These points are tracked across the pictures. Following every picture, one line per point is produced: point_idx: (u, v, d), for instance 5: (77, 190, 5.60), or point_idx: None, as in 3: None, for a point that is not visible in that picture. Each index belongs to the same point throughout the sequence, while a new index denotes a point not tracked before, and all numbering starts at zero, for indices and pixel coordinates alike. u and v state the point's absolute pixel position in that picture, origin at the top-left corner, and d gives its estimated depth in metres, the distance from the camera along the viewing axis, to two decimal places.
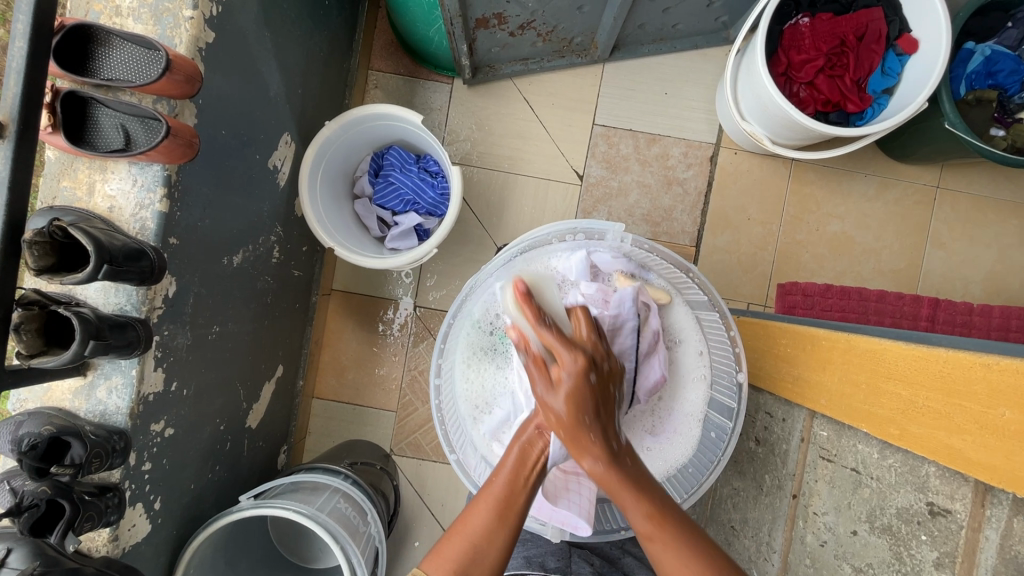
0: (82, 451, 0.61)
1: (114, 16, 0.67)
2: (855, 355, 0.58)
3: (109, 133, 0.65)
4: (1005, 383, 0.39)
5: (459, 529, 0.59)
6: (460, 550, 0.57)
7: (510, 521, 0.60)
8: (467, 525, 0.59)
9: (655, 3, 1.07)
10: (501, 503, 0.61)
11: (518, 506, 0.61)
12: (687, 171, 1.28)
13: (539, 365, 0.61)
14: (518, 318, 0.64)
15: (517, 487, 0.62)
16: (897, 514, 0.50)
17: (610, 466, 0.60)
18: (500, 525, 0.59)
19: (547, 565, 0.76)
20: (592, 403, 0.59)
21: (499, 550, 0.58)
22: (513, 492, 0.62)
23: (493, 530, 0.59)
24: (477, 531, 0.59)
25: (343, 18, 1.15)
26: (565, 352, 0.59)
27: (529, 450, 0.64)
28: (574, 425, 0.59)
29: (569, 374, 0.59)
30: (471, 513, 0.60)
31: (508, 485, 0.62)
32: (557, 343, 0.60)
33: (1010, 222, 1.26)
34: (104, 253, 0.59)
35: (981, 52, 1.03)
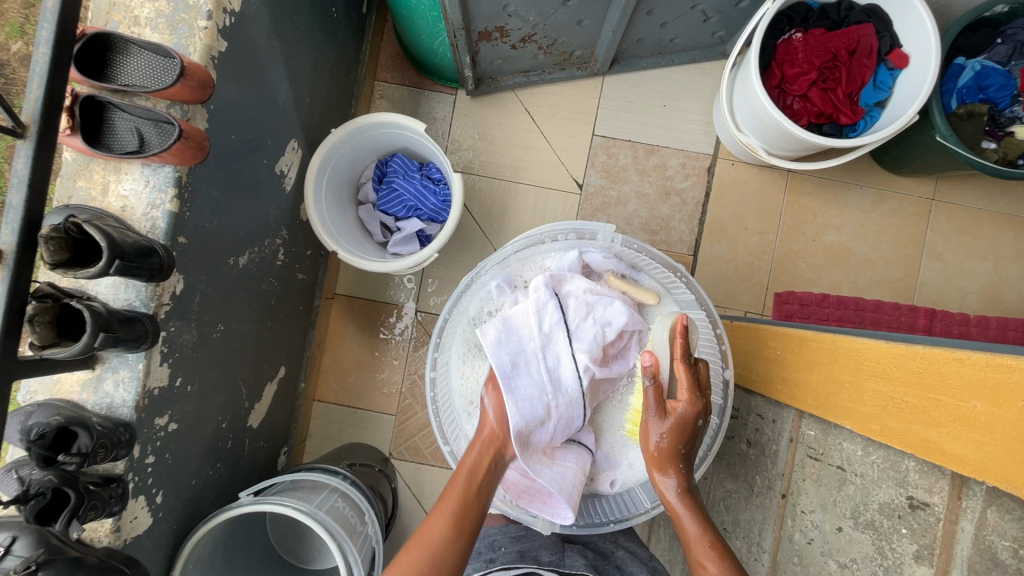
0: (89, 441, 0.63)
1: (132, 26, 0.70)
2: (840, 354, 0.59)
3: (123, 135, 0.68)
4: (977, 377, 0.42)
5: (416, 541, 0.66)
6: (416, 561, 0.64)
7: (465, 531, 0.68)
8: (424, 539, 0.66)
9: (653, 18, 1.10)
10: (456, 513, 0.69)
11: (473, 518, 0.69)
12: (685, 181, 1.30)
13: (658, 393, 0.72)
14: (661, 349, 0.73)
15: (469, 501, 0.70)
16: (879, 509, 0.51)
17: (684, 495, 0.71)
18: (455, 535, 0.67)
19: (541, 558, 0.77)
20: (686, 437, 0.71)
21: (457, 555, 0.66)
22: (467, 505, 0.70)
23: (448, 540, 0.66)
24: (432, 543, 0.66)
25: (351, 30, 1.19)
26: (686, 390, 0.71)
27: (480, 467, 0.74)
28: (672, 454, 0.71)
29: (685, 408, 0.71)
30: (429, 525, 0.68)
31: (461, 501, 0.70)
32: (687, 383, 0.71)
33: (1005, 234, 1.27)
34: (117, 249, 0.62)
35: (971, 67, 1.06)
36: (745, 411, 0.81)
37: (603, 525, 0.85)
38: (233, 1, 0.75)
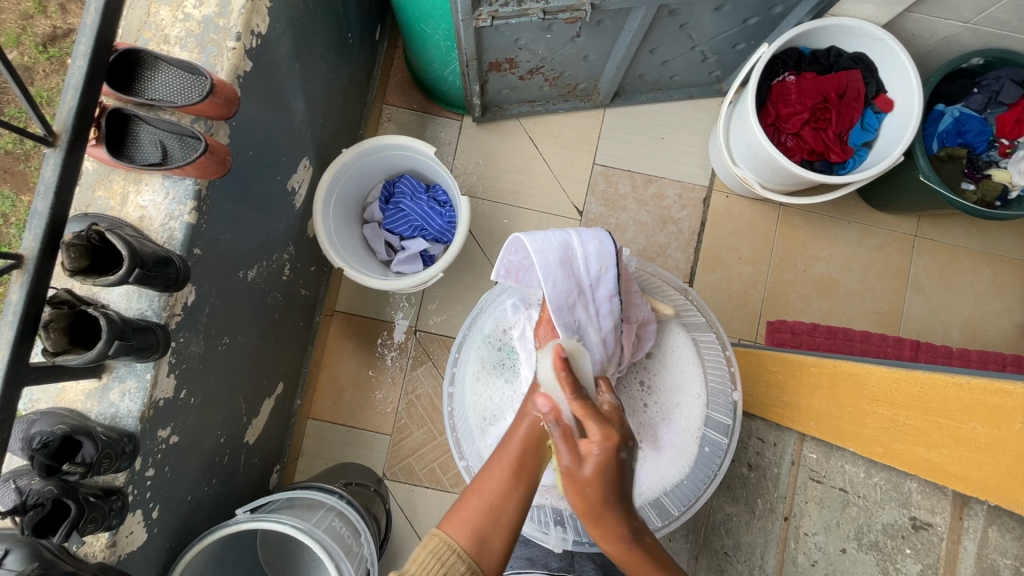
0: (93, 451, 0.62)
1: (161, 44, 0.72)
2: (842, 379, 0.62)
3: (146, 148, 0.69)
4: (975, 400, 0.45)
5: (476, 490, 0.62)
6: (478, 508, 0.60)
7: (526, 481, 0.64)
8: (484, 488, 0.62)
9: (654, 56, 1.16)
10: (517, 464, 0.64)
11: (535, 469, 0.65)
12: (681, 211, 1.35)
13: (568, 438, 0.60)
14: (551, 387, 0.65)
15: (530, 446, 0.66)
16: (882, 529, 0.53)
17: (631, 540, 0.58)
18: (515, 484, 0.62)
19: (550, 565, 0.80)
20: (613, 485, 0.57)
21: (515, 507, 0.61)
22: (526, 454, 0.65)
23: (509, 490, 0.62)
24: (494, 490, 0.62)
25: (364, 55, 1.23)
26: (595, 426, 0.58)
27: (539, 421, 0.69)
28: (598, 501, 0.57)
29: (599, 449, 0.57)
30: (486, 477, 0.63)
31: (522, 449, 0.66)
32: (589, 416, 0.59)
33: (984, 271, 1.33)
34: (137, 258, 0.62)
35: (951, 114, 1.13)
36: (746, 435, 0.83)
37: None
38: (261, 24, 0.78)
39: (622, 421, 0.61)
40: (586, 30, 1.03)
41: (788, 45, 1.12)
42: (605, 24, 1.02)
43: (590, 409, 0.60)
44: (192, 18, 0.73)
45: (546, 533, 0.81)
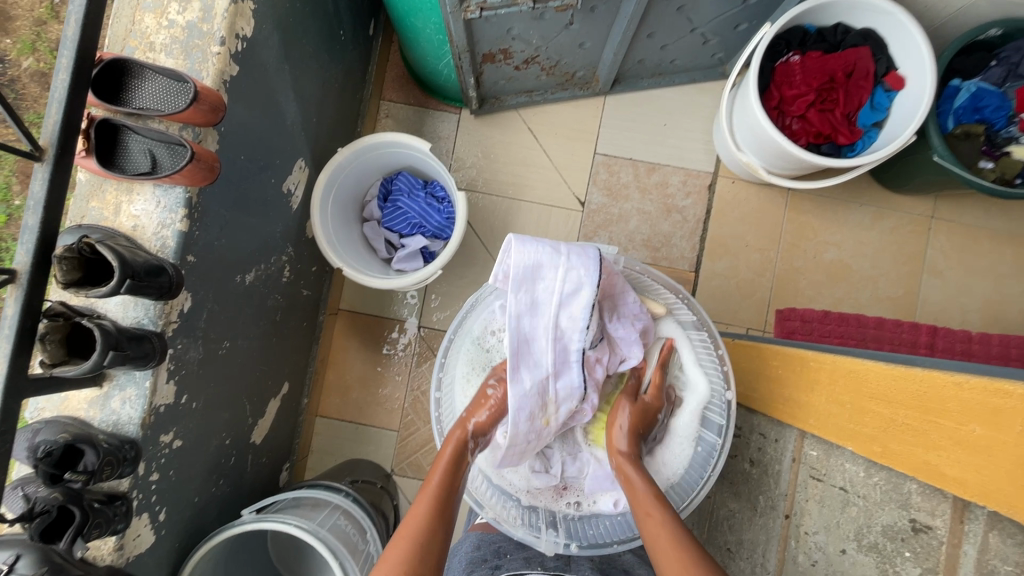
0: (94, 459, 0.63)
1: (147, 51, 0.72)
2: (841, 375, 0.60)
3: (136, 157, 0.70)
4: (976, 401, 0.43)
5: (400, 533, 0.64)
6: (404, 551, 0.62)
7: (446, 521, 0.66)
8: (407, 530, 0.64)
9: (653, 40, 1.13)
10: (438, 504, 0.67)
11: (450, 508, 0.68)
12: (686, 199, 1.32)
13: (632, 394, 0.80)
14: (650, 362, 0.84)
15: (452, 487, 0.70)
16: (882, 531, 0.52)
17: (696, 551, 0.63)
18: (438, 523, 0.65)
19: (546, 564, 0.78)
20: (643, 425, 0.78)
21: (440, 544, 0.64)
22: (447, 490, 0.70)
23: (432, 528, 0.65)
24: (418, 530, 0.64)
25: (358, 51, 1.21)
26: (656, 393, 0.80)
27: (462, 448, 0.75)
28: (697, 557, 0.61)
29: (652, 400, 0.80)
30: (410, 514, 0.67)
31: (443, 484, 0.70)
32: (657, 384, 0.81)
33: (1005, 253, 1.28)
34: (128, 269, 0.63)
35: (967, 89, 1.07)
36: (747, 430, 0.81)
37: (607, 546, 0.80)
38: (245, 27, 0.77)
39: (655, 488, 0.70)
40: (580, 17, 1.00)
41: (792, 24, 1.07)
42: (599, 10, 0.99)
43: (660, 384, 0.81)
44: (176, 25, 0.73)
45: (538, 537, 0.80)
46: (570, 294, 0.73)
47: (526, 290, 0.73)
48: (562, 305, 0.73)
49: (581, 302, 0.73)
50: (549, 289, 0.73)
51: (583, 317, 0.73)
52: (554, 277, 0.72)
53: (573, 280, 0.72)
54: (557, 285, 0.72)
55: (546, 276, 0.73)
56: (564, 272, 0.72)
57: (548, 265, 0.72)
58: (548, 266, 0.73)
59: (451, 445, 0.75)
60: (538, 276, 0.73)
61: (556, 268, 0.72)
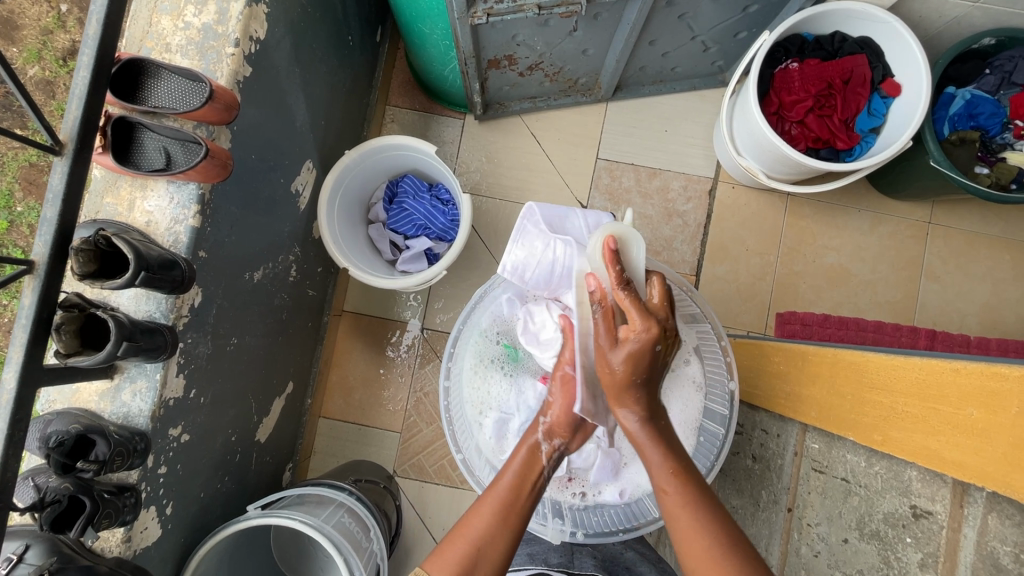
0: (106, 449, 0.64)
1: (163, 53, 0.74)
2: (842, 368, 0.62)
3: (151, 154, 0.71)
4: (972, 385, 0.44)
5: (461, 531, 0.62)
6: (463, 551, 0.60)
7: (514, 525, 0.62)
8: (469, 529, 0.62)
9: (654, 47, 1.15)
10: (504, 506, 0.63)
11: (524, 512, 0.64)
12: (687, 204, 1.33)
13: (608, 319, 0.65)
14: (598, 268, 0.68)
15: (520, 491, 0.65)
16: (883, 519, 0.53)
17: (649, 424, 0.64)
18: (503, 527, 0.62)
19: (550, 560, 0.79)
20: (647, 364, 0.62)
21: (502, 550, 0.61)
22: (516, 495, 0.64)
23: (494, 531, 0.61)
24: (478, 532, 0.61)
25: (365, 57, 1.24)
26: (638, 316, 0.62)
27: (536, 454, 0.69)
28: (625, 383, 0.63)
29: (638, 338, 0.61)
30: (473, 514, 0.63)
31: (512, 491, 0.65)
32: (631, 305, 0.63)
33: (1002, 257, 1.30)
34: (143, 261, 0.64)
35: (962, 96, 1.10)
36: (749, 426, 0.83)
37: (613, 535, 0.82)
38: (259, 29, 0.79)
39: (665, 313, 0.65)
40: (584, 24, 1.03)
41: (791, 32, 1.10)
42: (603, 18, 1.02)
43: (637, 300, 0.63)
44: (192, 27, 0.75)
45: (544, 525, 0.82)
46: (594, 228, 0.81)
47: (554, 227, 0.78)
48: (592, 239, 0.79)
49: (607, 232, 0.80)
50: (575, 222, 0.79)
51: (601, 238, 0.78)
52: (579, 221, 0.79)
53: (594, 219, 0.81)
54: (579, 218, 0.80)
55: (572, 219, 0.80)
56: (583, 215, 0.80)
57: (570, 212, 0.80)
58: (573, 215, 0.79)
59: (524, 449, 0.70)
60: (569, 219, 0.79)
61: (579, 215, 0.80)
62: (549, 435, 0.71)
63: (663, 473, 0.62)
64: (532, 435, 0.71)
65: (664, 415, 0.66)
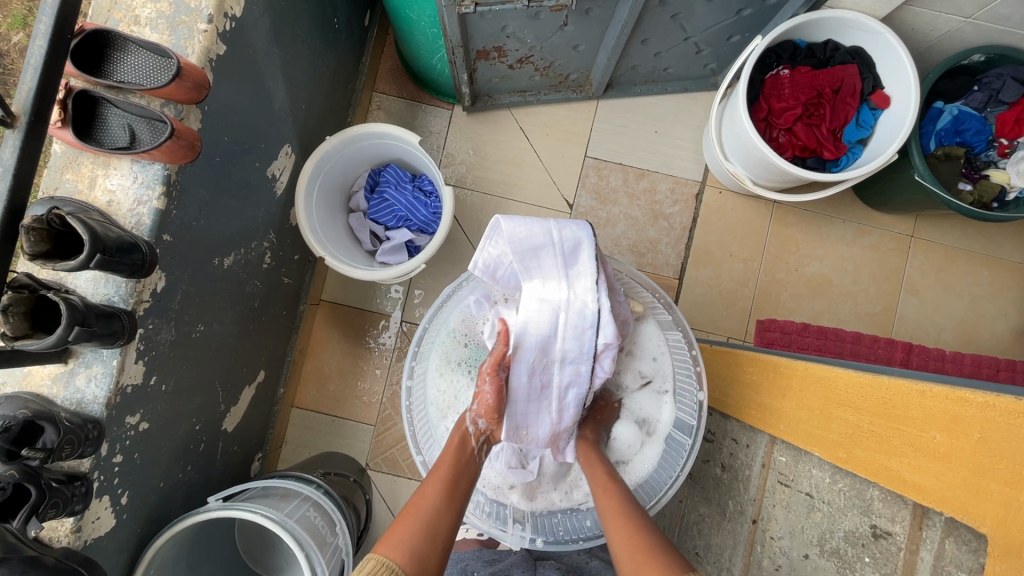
0: (55, 436, 0.62)
1: (131, 25, 0.71)
2: (809, 382, 0.61)
3: (114, 131, 0.68)
4: (936, 408, 0.43)
5: (410, 511, 0.63)
6: (414, 528, 0.61)
7: (456, 500, 0.66)
8: (418, 508, 0.63)
9: (647, 46, 1.14)
10: (449, 485, 0.67)
11: (462, 489, 0.68)
12: (673, 206, 1.32)
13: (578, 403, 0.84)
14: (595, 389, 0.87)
15: (459, 472, 0.69)
16: (844, 536, 0.52)
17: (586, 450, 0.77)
18: (448, 503, 0.65)
19: None
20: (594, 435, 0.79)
21: (449, 524, 0.63)
22: (457, 476, 0.69)
23: (442, 509, 0.64)
24: (429, 511, 0.63)
25: (352, 41, 1.21)
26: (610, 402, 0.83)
27: (465, 443, 0.73)
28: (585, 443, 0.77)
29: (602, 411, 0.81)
30: (420, 496, 0.65)
31: (451, 471, 0.69)
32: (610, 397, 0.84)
33: (981, 274, 1.30)
34: (99, 244, 0.61)
35: (949, 112, 1.10)
36: (720, 435, 0.82)
37: (572, 543, 0.80)
38: (235, 6, 0.76)
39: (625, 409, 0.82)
40: (575, 19, 1.01)
41: (784, 38, 1.09)
42: (594, 13, 1.00)
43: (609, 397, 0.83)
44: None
45: (504, 531, 0.81)
46: (572, 255, 0.71)
47: (530, 266, 0.72)
48: (567, 265, 0.71)
49: (585, 257, 0.71)
50: (553, 259, 0.71)
51: (591, 278, 0.70)
52: (554, 251, 0.71)
53: (571, 241, 0.71)
54: (555, 249, 0.71)
55: (545, 253, 0.71)
56: (559, 238, 0.71)
57: (546, 244, 0.71)
58: (545, 240, 0.71)
59: (453, 441, 0.73)
60: (541, 250, 0.71)
61: (550, 235, 0.71)
62: (476, 418, 0.74)
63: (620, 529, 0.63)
64: (462, 423, 0.74)
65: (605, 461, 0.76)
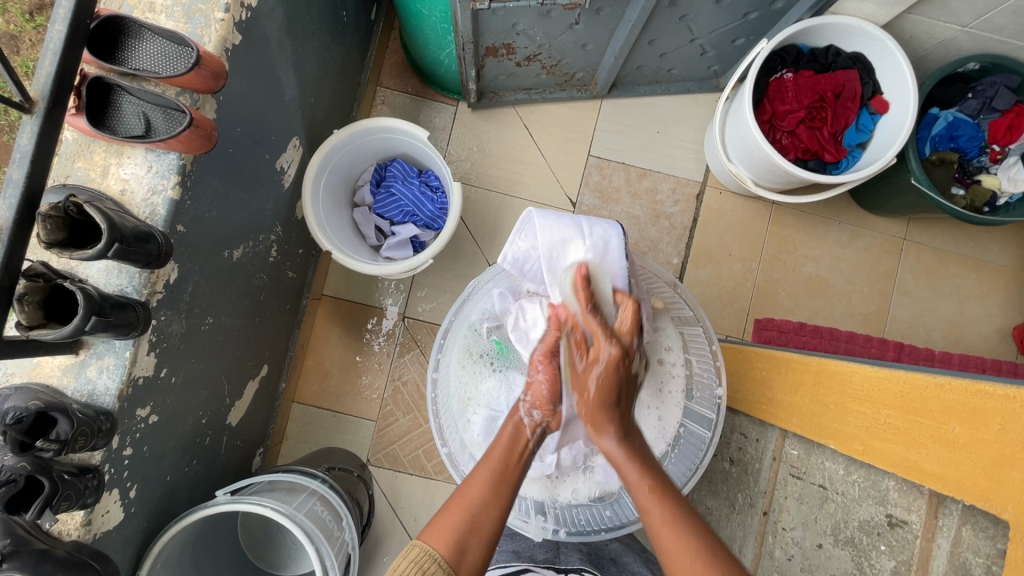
0: (69, 428, 0.61)
1: (147, 11, 0.70)
2: (824, 377, 0.63)
3: (129, 119, 0.67)
4: (955, 401, 0.45)
5: (456, 500, 0.63)
6: (459, 518, 0.61)
7: (506, 492, 0.65)
8: (464, 499, 0.63)
9: (653, 47, 1.15)
10: (497, 475, 0.66)
11: (512, 483, 0.66)
12: (675, 206, 1.34)
13: (580, 344, 0.70)
14: (569, 298, 0.72)
15: (510, 462, 0.67)
16: (859, 526, 0.54)
17: (625, 443, 0.68)
18: (494, 496, 0.64)
19: (536, 557, 0.82)
20: (613, 393, 0.68)
21: (494, 518, 0.62)
22: (508, 467, 0.67)
23: (489, 501, 0.63)
24: (475, 501, 0.63)
25: (359, 35, 1.20)
26: (604, 339, 0.69)
27: (518, 438, 0.70)
28: (597, 407, 0.68)
29: (604, 359, 0.68)
30: (468, 486, 0.65)
31: (502, 463, 0.67)
32: (598, 329, 0.69)
33: (969, 276, 1.35)
34: (117, 232, 0.60)
35: (944, 118, 1.13)
36: (728, 430, 0.85)
37: (593, 534, 0.83)
38: None
39: (633, 332, 0.70)
40: (585, 18, 1.02)
41: (787, 42, 1.11)
42: (605, 13, 1.01)
43: (602, 326, 0.69)
44: None
45: (527, 522, 0.82)
46: (602, 252, 0.76)
47: (561, 260, 0.76)
48: (598, 258, 0.75)
49: (614, 251, 0.76)
50: (581, 250, 0.76)
51: (620, 274, 0.75)
52: (581, 246, 0.76)
53: (600, 238, 0.77)
54: (584, 243, 0.76)
55: (574, 248, 0.76)
56: (589, 234, 0.77)
57: (575, 238, 0.77)
58: (574, 237, 0.77)
59: (510, 426, 0.72)
60: (572, 247, 0.76)
61: (581, 235, 0.77)
62: (530, 409, 0.73)
63: (642, 491, 0.64)
64: (516, 413, 0.73)
65: (637, 437, 0.69)
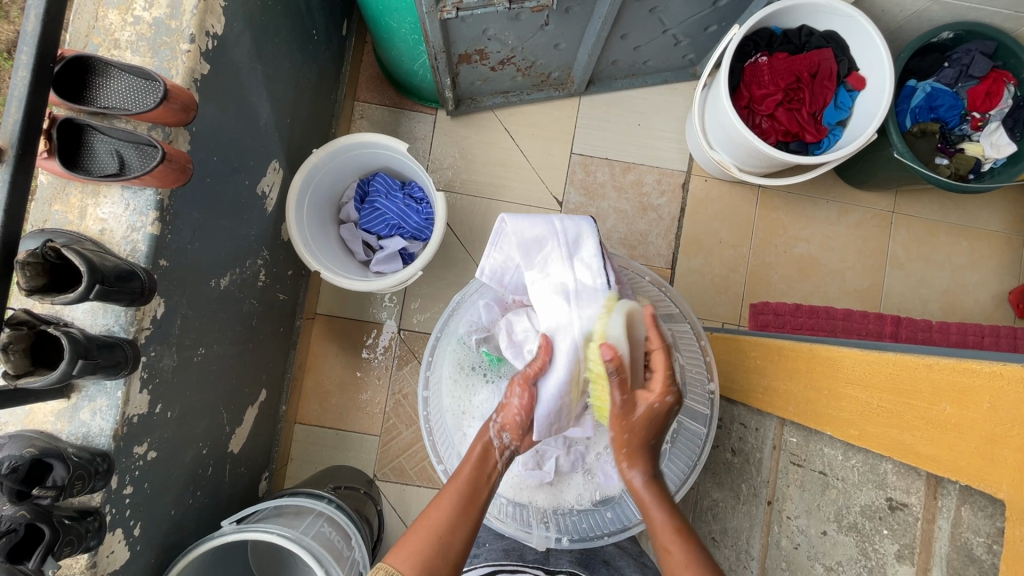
0: (65, 473, 0.60)
1: (111, 49, 0.70)
2: (816, 363, 0.63)
3: (102, 158, 0.67)
4: (945, 381, 0.46)
5: (423, 522, 0.62)
6: (427, 542, 0.60)
7: (473, 514, 0.64)
8: (432, 519, 0.62)
9: (626, 41, 1.15)
10: (466, 496, 0.65)
11: (479, 503, 0.65)
12: (661, 198, 1.34)
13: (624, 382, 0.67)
14: (616, 340, 0.66)
15: (478, 483, 0.66)
16: (861, 511, 0.54)
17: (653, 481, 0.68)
18: (463, 516, 0.63)
19: (525, 556, 0.81)
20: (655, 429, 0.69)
21: (461, 542, 0.61)
22: (477, 487, 0.66)
23: (456, 520, 0.63)
24: (442, 522, 0.61)
25: (331, 51, 1.20)
26: (658, 381, 0.69)
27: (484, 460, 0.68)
28: (642, 444, 0.68)
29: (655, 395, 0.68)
30: (436, 506, 0.63)
31: (471, 482, 0.66)
32: (658, 371, 0.69)
33: (960, 244, 1.34)
34: (98, 274, 0.60)
35: (923, 89, 1.13)
36: (728, 420, 0.84)
37: (597, 538, 0.83)
38: (215, 24, 0.75)
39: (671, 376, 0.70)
40: (555, 18, 1.01)
41: (760, 26, 1.11)
42: (574, 11, 1.00)
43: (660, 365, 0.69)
44: (143, 21, 0.71)
45: (529, 532, 0.82)
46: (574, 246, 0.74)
47: (535, 258, 0.74)
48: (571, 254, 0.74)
49: (588, 245, 0.74)
50: (554, 247, 0.74)
51: (595, 268, 0.73)
52: (554, 241, 0.74)
53: (572, 232, 0.74)
54: (559, 240, 0.74)
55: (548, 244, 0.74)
56: (561, 228, 0.74)
57: (548, 235, 0.74)
58: (549, 236, 0.74)
59: (478, 445, 0.70)
60: (545, 242, 0.74)
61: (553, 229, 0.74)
62: (500, 431, 0.71)
63: (664, 526, 0.65)
64: (485, 433, 0.71)
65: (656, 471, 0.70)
